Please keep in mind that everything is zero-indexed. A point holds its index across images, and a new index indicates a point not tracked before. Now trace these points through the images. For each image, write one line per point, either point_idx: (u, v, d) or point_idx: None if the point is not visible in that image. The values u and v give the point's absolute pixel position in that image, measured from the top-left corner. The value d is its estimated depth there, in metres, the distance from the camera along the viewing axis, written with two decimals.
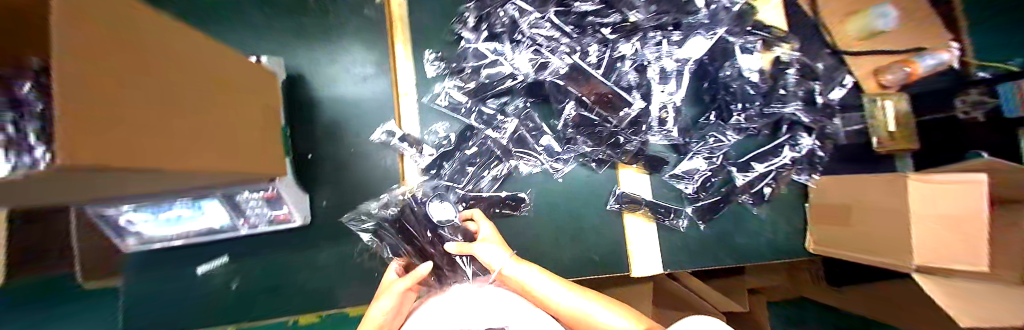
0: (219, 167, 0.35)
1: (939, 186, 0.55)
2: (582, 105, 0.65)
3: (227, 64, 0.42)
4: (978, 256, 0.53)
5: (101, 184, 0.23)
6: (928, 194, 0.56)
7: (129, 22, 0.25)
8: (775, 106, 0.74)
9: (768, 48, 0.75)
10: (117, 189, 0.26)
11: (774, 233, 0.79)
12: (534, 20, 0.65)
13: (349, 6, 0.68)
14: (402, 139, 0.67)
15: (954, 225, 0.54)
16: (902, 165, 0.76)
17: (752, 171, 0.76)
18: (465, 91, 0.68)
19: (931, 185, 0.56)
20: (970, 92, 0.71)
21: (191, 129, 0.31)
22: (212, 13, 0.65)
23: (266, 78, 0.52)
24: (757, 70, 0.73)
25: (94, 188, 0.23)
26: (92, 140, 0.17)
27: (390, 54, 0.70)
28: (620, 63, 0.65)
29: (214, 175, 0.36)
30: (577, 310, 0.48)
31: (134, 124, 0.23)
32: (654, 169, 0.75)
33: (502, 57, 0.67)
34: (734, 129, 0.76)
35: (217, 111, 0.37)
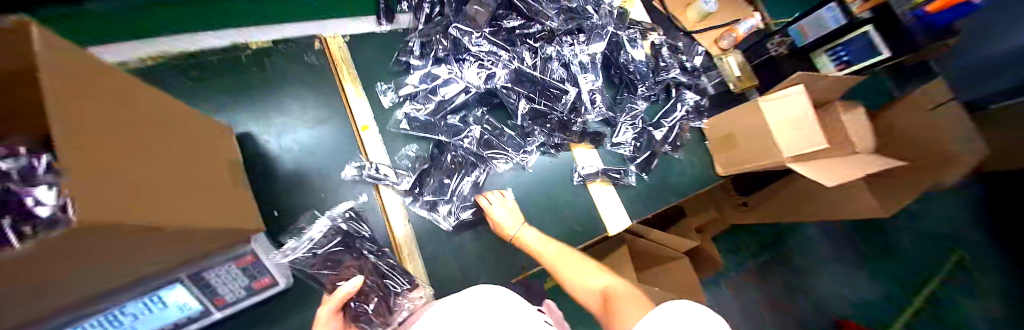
0: (207, 221, 0.33)
1: (775, 102, 0.83)
2: (532, 100, 0.78)
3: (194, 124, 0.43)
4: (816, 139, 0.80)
5: (106, 256, 0.23)
6: (776, 108, 0.84)
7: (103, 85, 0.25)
8: (662, 76, 0.99)
9: (644, 37, 1.02)
10: (119, 268, 0.26)
11: (694, 169, 1.01)
12: (474, 38, 0.75)
13: (287, 56, 0.69)
14: (375, 169, 0.68)
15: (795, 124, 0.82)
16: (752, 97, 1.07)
17: (663, 127, 0.98)
18: (427, 112, 0.74)
19: (772, 102, 0.84)
20: (774, 38, 0.99)
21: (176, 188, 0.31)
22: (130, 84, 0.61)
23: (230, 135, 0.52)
24: (643, 52, 0.96)
25: (110, 264, 0.24)
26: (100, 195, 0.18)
27: (341, 93, 0.71)
28: (550, 63, 0.81)
29: (202, 235, 0.34)
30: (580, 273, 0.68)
31: (136, 183, 0.24)
32: (598, 143, 0.90)
33: (453, 76, 0.75)
34: (643, 98, 0.97)
35: (199, 169, 0.38)
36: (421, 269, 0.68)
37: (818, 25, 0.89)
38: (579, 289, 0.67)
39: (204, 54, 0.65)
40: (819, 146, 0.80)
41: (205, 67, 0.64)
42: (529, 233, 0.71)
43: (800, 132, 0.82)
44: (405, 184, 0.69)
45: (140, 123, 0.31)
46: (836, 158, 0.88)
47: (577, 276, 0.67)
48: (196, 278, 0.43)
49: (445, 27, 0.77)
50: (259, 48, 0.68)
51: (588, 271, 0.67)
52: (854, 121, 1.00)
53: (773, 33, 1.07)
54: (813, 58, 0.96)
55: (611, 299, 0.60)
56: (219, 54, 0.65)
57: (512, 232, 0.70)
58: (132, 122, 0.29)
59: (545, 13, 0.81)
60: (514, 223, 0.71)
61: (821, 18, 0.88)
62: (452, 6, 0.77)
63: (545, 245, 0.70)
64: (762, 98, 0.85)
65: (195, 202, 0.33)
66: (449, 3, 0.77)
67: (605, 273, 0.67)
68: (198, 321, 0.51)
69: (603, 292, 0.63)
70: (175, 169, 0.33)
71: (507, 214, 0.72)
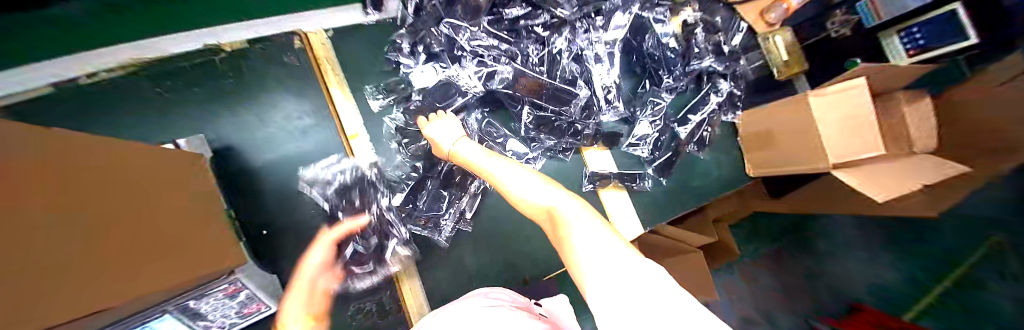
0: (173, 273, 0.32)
1: (831, 97, 0.71)
2: (538, 106, 0.69)
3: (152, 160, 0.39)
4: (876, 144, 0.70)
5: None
6: (831, 104, 0.72)
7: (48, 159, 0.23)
8: (694, 63, 0.85)
9: (675, 14, 0.85)
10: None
11: (721, 170, 0.91)
12: (471, 33, 0.65)
13: (265, 59, 0.63)
14: (366, 182, 0.63)
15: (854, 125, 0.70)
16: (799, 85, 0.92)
17: (690, 123, 0.86)
18: (420, 117, 0.67)
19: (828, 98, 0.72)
20: (837, 14, 0.87)
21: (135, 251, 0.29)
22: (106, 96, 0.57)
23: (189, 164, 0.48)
24: (673, 35, 0.81)
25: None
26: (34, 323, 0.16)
27: (326, 99, 0.65)
28: (559, 56, 0.70)
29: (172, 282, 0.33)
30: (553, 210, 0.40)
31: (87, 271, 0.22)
32: (612, 144, 0.81)
33: (448, 78, 0.66)
34: (667, 90, 0.85)
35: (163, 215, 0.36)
36: (418, 285, 0.66)
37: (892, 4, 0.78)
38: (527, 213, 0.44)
39: (179, 61, 0.60)
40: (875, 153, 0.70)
41: (184, 76, 0.60)
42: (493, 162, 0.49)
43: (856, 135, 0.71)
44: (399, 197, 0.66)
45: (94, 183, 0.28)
46: (887, 164, 0.76)
47: (516, 195, 0.44)
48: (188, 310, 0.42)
49: (437, 19, 0.66)
50: (235, 51, 0.61)
51: (534, 184, 0.43)
52: (923, 115, 0.84)
53: (835, 6, 0.87)
54: (881, 41, 0.84)
55: (553, 223, 0.39)
56: (194, 60, 0.60)
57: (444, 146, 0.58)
58: (90, 185, 0.27)
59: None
60: (447, 136, 0.57)
61: None
62: None
63: (478, 154, 0.51)
64: (813, 92, 0.72)
65: (161, 258, 0.31)
66: None
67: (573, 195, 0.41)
68: None
69: (547, 214, 0.40)
70: (139, 222, 0.31)
71: (443, 132, 0.59)
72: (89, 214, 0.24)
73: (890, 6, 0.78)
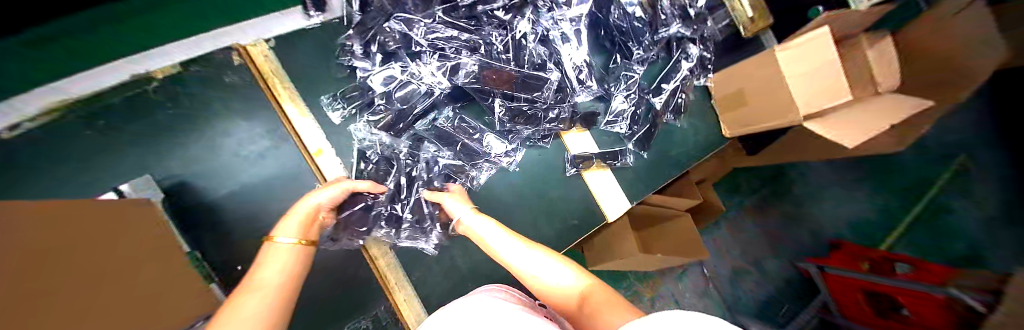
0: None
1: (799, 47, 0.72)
2: (508, 98, 0.67)
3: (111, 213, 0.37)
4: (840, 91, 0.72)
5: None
6: (799, 54, 0.72)
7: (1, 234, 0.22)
8: (662, 30, 0.83)
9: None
10: None
11: (698, 135, 0.92)
12: (427, 26, 0.62)
13: (202, 82, 0.57)
14: None
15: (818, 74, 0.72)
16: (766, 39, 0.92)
17: (664, 92, 0.86)
18: (386, 124, 0.64)
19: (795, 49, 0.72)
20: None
21: (100, 314, 0.27)
22: (17, 147, 0.50)
23: (149, 210, 0.44)
24: (638, 4, 0.79)
25: None
26: None
27: (281, 118, 0.60)
28: (524, 40, 0.67)
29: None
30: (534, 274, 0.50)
31: None
32: (591, 124, 0.80)
33: (410, 78, 0.63)
34: (639, 62, 0.83)
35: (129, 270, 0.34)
36: (413, 295, 0.65)
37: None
38: (552, 297, 0.49)
39: (103, 96, 0.53)
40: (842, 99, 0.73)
41: (110, 113, 0.53)
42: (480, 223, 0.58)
43: (822, 86, 0.73)
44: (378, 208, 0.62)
45: (55, 250, 0.27)
46: (850, 109, 0.80)
47: (540, 278, 0.49)
48: None
49: (387, 15, 0.62)
50: (167, 78, 0.56)
51: (551, 266, 0.49)
52: (880, 57, 0.87)
53: None
54: None
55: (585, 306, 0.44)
56: (121, 94, 0.54)
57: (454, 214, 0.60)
58: (48, 252, 0.26)
59: None
60: (459, 208, 0.60)
61: None
62: None
63: (492, 232, 0.57)
64: (780, 46, 0.73)
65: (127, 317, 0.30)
66: None
67: (581, 274, 0.49)
68: None
69: (579, 298, 0.45)
70: (104, 284, 0.30)
71: (455, 204, 0.61)
72: (42, 286, 0.23)
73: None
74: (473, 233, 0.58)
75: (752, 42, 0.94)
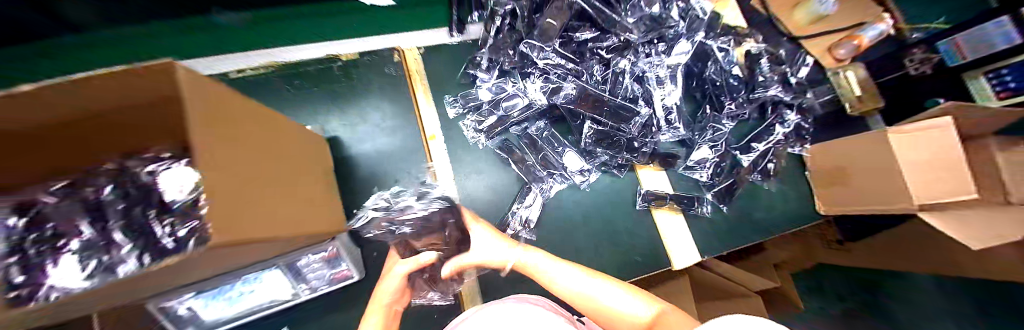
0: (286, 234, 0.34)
1: (913, 134, 0.68)
2: (597, 121, 0.73)
3: (314, 141, 0.55)
4: (964, 188, 0.64)
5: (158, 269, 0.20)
6: (910, 143, 0.68)
7: (250, 123, 0.36)
8: (759, 91, 0.85)
9: (738, 45, 0.86)
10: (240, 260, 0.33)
11: (786, 203, 0.85)
12: (545, 53, 0.72)
13: (371, 67, 0.76)
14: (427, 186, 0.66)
15: (934, 164, 0.66)
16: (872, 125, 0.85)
17: (753, 151, 0.84)
18: (487, 125, 0.75)
19: (908, 135, 0.68)
20: (914, 54, 0.82)
21: (293, 197, 0.40)
22: (243, 84, 0.70)
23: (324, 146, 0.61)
24: (737, 64, 0.83)
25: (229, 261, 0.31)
26: (225, 202, 0.24)
27: (413, 103, 0.76)
28: (622, 77, 0.75)
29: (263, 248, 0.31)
30: (590, 300, 0.51)
31: (260, 192, 0.32)
32: (668, 165, 0.81)
33: (517, 91, 0.75)
34: (729, 117, 0.84)
35: (309, 177, 0.48)
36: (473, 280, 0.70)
37: (978, 43, 0.72)
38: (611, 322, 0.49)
39: (305, 64, 0.74)
40: (967, 197, 0.65)
41: (305, 77, 0.73)
42: (532, 256, 0.56)
43: (936, 176, 0.66)
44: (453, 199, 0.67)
45: (278, 148, 0.41)
46: (994, 206, 0.68)
47: (604, 305, 0.49)
48: (290, 266, 0.52)
49: (517, 39, 0.75)
50: (348, 60, 0.75)
51: (616, 293, 0.50)
52: None
53: (915, 45, 0.83)
54: (968, 84, 0.77)
55: None
56: (316, 65, 0.74)
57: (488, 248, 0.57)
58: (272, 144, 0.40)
59: (622, 23, 0.72)
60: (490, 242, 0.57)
61: (984, 35, 0.71)
62: (526, 18, 0.74)
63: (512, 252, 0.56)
64: (896, 130, 0.68)
65: (304, 204, 0.43)
66: (526, 14, 0.74)
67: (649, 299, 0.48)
68: (290, 301, 0.59)
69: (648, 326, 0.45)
70: (296, 180, 0.43)
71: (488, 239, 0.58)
72: (264, 160, 0.36)
73: (977, 46, 0.72)
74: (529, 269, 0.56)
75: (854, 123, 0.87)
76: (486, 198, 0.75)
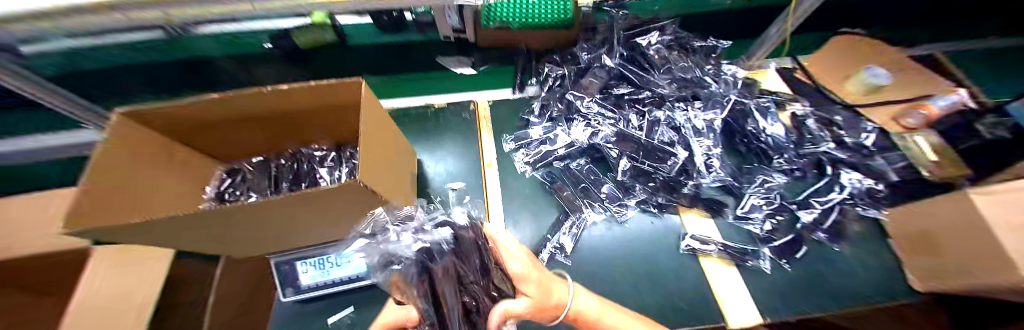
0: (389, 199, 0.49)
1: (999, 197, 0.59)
2: (634, 159, 0.82)
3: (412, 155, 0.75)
4: None
5: (320, 195, 0.38)
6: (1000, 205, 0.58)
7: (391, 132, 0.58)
8: (808, 147, 0.85)
9: (780, 108, 0.93)
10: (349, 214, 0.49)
11: (871, 272, 0.73)
12: (587, 102, 0.90)
13: (453, 111, 1.00)
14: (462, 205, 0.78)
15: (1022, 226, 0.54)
16: None
17: (814, 209, 0.79)
18: (534, 158, 0.89)
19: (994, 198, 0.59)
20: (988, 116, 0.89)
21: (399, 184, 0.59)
22: None
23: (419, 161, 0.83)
24: (781, 126, 0.86)
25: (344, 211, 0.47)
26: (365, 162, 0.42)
27: (477, 139, 0.95)
28: (659, 125, 0.84)
29: (363, 211, 0.49)
30: None
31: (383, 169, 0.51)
32: (715, 212, 0.79)
33: (561, 132, 0.90)
34: (779, 171, 0.83)
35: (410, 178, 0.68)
36: None
37: None
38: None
39: (409, 109, 1.01)
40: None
41: (406, 117, 1.00)
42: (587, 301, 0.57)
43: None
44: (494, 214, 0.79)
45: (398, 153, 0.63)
46: None
47: None
48: None
49: (563, 92, 0.94)
50: (439, 107, 1.01)
51: None
52: None
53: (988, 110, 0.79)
54: None
55: None
56: (416, 109, 1.01)
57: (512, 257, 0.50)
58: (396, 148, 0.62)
59: (656, 82, 0.90)
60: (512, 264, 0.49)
61: None
62: (574, 77, 0.95)
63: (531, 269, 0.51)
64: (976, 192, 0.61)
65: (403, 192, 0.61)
66: (573, 75, 0.95)
67: None
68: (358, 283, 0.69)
69: None
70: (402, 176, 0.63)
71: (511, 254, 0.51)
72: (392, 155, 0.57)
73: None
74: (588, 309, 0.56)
75: None
76: (525, 223, 0.82)
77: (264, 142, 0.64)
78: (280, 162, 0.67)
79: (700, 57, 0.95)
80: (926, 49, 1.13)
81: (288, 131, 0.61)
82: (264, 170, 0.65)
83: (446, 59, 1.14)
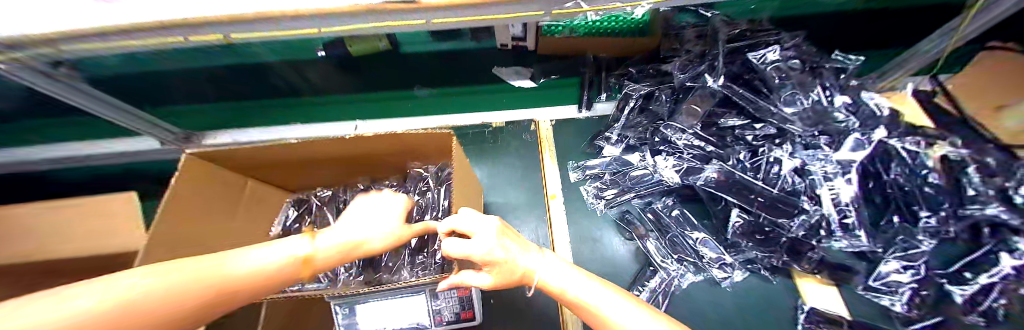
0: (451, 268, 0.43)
1: None
2: (745, 210, 0.68)
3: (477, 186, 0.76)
4: None
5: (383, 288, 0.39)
6: None
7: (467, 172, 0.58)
8: (972, 207, 0.63)
9: (932, 144, 0.71)
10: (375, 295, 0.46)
11: None
12: (683, 133, 0.75)
13: (513, 132, 0.91)
14: None
15: None
16: None
17: (970, 285, 0.63)
18: (613, 192, 0.77)
19: None
20: None
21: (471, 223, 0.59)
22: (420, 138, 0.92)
23: (487, 184, 0.83)
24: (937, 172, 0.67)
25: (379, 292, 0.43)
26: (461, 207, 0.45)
27: (539, 163, 0.86)
28: (776, 167, 0.69)
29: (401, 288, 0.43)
30: None
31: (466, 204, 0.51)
32: (839, 282, 0.69)
33: (647, 166, 0.76)
34: (926, 233, 0.66)
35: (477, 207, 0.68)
36: None
37: None
38: None
39: (466, 128, 0.93)
40: None
41: (464, 137, 0.91)
42: (548, 261, 0.35)
43: None
44: (565, 251, 0.75)
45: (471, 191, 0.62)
46: None
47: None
48: (432, 295, 0.60)
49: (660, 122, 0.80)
50: (497, 126, 0.92)
51: (625, 309, 0.32)
52: None
53: None
54: None
55: None
56: (475, 129, 0.93)
57: (467, 230, 0.33)
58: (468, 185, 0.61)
59: (784, 115, 0.70)
60: (487, 237, 0.32)
61: None
62: (674, 94, 0.80)
63: (482, 221, 0.33)
64: None
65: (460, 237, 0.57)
66: (670, 93, 0.81)
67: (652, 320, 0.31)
68: None
69: None
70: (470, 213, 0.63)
71: (470, 214, 0.34)
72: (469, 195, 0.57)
73: None
74: (551, 283, 0.35)
75: None
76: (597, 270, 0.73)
77: (338, 175, 0.66)
78: (346, 196, 0.68)
79: (830, 81, 0.76)
80: None
81: (348, 166, 0.62)
82: (334, 205, 0.67)
83: (503, 69, 1.08)
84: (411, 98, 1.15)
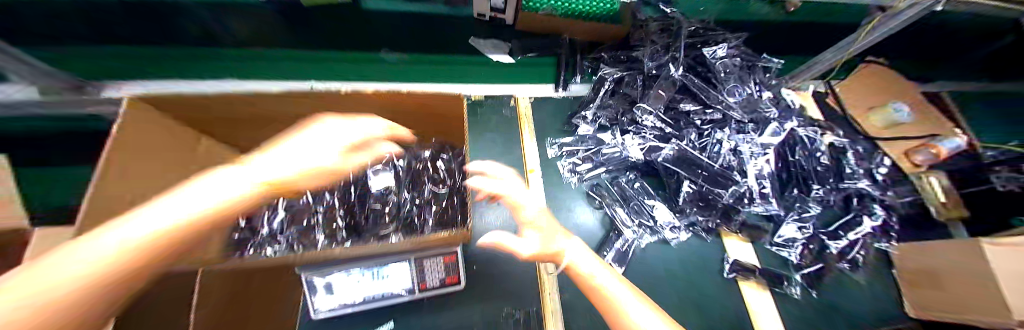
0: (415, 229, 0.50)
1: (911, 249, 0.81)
2: (694, 182, 0.80)
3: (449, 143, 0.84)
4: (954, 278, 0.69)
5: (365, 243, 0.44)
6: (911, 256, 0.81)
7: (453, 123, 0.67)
8: (847, 182, 0.87)
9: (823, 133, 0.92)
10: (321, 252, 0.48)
11: (872, 294, 0.83)
12: (646, 114, 0.83)
13: (493, 106, 0.92)
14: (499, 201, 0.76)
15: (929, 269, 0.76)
16: (956, 232, 0.89)
17: (842, 239, 0.84)
18: (587, 167, 0.86)
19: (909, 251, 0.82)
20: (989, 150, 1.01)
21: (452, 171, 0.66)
22: None
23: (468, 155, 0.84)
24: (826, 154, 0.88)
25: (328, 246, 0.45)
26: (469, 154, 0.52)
27: (520, 138, 0.88)
28: (717, 146, 0.82)
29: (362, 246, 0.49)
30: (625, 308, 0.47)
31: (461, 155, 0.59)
32: (755, 238, 0.84)
33: (618, 145, 0.86)
34: (816, 201, 0.86)
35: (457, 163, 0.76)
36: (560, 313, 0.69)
37: None
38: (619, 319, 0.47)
39: None
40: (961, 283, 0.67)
41: None
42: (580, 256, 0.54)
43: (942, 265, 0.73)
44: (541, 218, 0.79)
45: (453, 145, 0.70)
46: None
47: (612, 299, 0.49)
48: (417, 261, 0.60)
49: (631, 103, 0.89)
50: (476, 100, 0.93)
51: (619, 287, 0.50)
52: None
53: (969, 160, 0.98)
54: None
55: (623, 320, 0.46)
56: None
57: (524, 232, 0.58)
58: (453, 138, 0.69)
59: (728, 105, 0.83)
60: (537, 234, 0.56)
61: None
62: (643, 79, 0.88)
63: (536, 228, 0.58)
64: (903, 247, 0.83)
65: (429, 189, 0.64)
66: (638, 78, 0.89)
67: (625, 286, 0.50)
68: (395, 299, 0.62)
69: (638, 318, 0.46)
70: None
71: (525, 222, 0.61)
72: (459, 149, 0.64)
73: None
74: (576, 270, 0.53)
75: (938, 230, 0.91)
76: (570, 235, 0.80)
77: None
78: None
79: (761, 77, 0.92)
80: (941, 86, 1.19)
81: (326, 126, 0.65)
82: None
83: (480, 41, 1.06)
84: (377, 62, 1.07)
